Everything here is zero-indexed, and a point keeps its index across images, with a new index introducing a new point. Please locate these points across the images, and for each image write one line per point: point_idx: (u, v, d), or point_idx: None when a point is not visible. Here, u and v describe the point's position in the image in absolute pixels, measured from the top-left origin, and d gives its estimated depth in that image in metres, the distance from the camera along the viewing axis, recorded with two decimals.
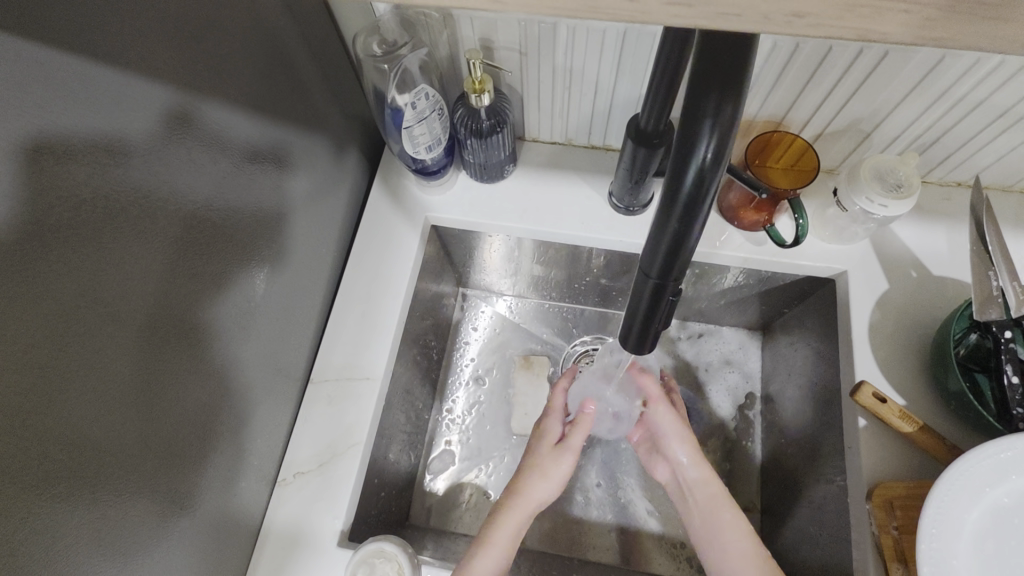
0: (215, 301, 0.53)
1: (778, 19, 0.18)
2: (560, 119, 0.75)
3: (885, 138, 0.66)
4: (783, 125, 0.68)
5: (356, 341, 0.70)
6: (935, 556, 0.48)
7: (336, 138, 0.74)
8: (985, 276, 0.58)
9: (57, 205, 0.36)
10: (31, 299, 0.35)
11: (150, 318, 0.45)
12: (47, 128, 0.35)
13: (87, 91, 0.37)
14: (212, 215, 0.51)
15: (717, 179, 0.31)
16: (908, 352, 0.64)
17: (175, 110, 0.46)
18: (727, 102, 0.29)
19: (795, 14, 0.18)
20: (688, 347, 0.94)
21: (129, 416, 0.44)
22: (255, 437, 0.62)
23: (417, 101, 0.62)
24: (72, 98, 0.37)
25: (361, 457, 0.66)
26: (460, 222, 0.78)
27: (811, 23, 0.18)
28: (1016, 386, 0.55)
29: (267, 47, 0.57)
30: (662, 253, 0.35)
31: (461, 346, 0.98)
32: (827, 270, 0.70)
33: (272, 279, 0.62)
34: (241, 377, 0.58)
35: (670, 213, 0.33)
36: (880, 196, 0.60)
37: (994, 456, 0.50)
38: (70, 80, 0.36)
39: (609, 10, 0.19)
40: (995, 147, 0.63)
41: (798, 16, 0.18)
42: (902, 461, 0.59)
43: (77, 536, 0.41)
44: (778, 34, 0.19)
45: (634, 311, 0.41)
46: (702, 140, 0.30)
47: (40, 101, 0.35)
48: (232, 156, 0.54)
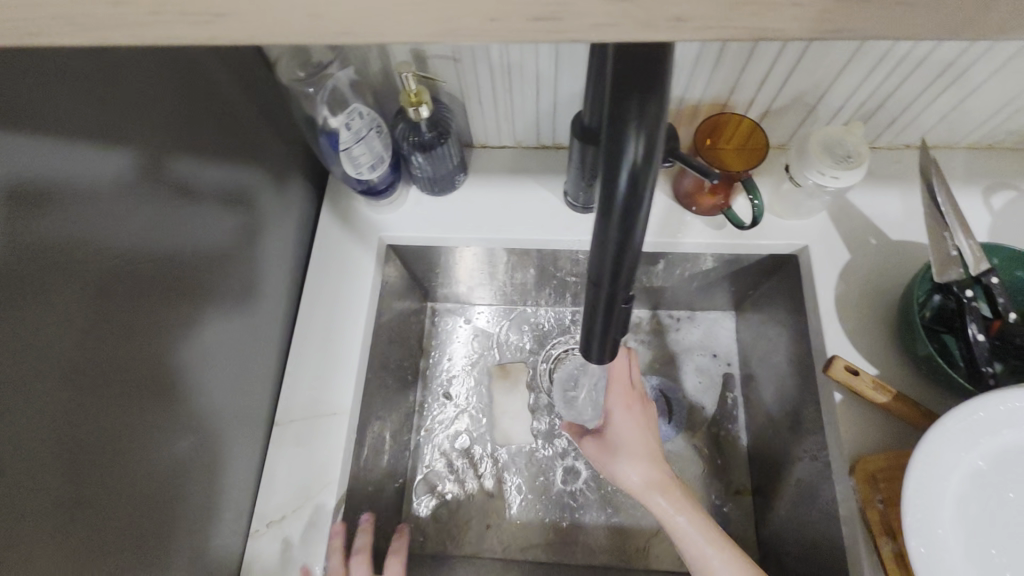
0: (163, 352, 0.49)
1: (665, 24, 0.20)
2: (506, 122, 0.73)
3: (830, 109, 0.66)
4: (728, 107, 0.67)
5: (319, 376, 0.67)
6: (920, 527, 0.48)
7: (276, 166, 0.70)
8: (942, 237, 0.58)
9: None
10: None
11: (109, 379, 0.43)
12: None
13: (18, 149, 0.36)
14: (145, 264, 0.47)
15: (651, 182, 0.29)
16: (877, 321, 0.64)
17: (114, 161, 0.44)
18: (650, 102, 0.27)
19: (679, 17, 0.20)
20: (664, 336, 0.93)
21: (98, 480, 0.42)
22: (223, 489, 0.58)
23: (351, 121, 0.59)
24: None
25: (335, 496, 0.63)
26: (416, 238, 0.76)
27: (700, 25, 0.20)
28: (981, 343, 0.55)
29: (199, 85, 0.55)
30: (608, 263, 0.33)
31: (436, 362, 0.96)
32: (788, 247, 0.70)
33: (222, 321, 0.58)
34: (202, 429, 0.55)
35: (609, 222, 0.31)
36: (830, 167, 0.59)
37: (967, 418, 0.50)
38: None
39: (475, 29, 0.21)
40: (938, 107, 0.64)
41: (682, 20, 0.20)
42: (882, 432, 0.58)
43: None
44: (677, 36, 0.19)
45: (591, 321, 0.39)
46: (630, 142, 0.28)
47: None
48: (162, 198, 0.50)
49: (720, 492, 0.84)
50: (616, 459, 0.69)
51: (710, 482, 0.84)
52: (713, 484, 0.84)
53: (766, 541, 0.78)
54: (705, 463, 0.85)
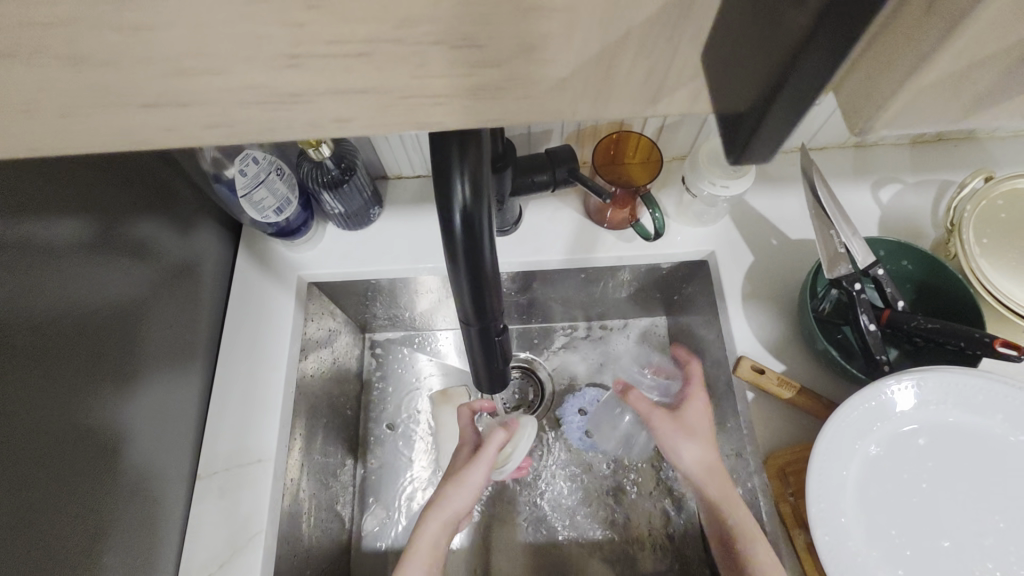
0: (51, 421, 0.48)
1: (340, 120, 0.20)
2: (415, 153, 0.74)
3: (720, 120, 0.69)
4: (625, 125, 0.70)
5: (242, 423, 0.66)
6: (824, 516, 0.50)
7: (188, 214, 0.69)
8: (829, 236, 0.60)
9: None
10: None
11: (25, 434, 0.46)
12: None
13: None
14: (24, 334, 0.46)
15: (486, 217, 0.30)
16: (782, 318, 0.66)
17: (31, 231, 0.48)
18: (469, 145, 0.28)
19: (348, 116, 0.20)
20: (601, 347, 0.95)
21: (5, 531, 0.43)
22: (143, 553, 0.56)
23: (245, 167, 0.59)
24: None
25: (263, 548, 0.62)
26: (337, 274, 0.76)
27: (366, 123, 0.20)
28: (873, 332, 0.59)
29: (133, 168, 0.60)
30: (467, 298, 0.34)
31: (379, 392, 0.96)
32: (696, 254, 0.73)
33: (132, 378, 0.57)
34: (111, 495, 0.53)
35: (456, 260, 0.32)
36: (720, 177, 0.63)
37: (861, 407, 0.53)
38: None
39: None
40: (817, 111, 0.67)
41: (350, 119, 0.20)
42: (791, 427, 0.60)
43: None
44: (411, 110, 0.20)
45: (473, 356, 0.40)
46: (456, 183, 0.28)
47: None
48: (42, 264, 0.48)
49: (664, 494, 0.85)
50: (678, 439, 0.64)
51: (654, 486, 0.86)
52: (657, 487, 0.86)
53: None
54: (649, 467, 0.87)
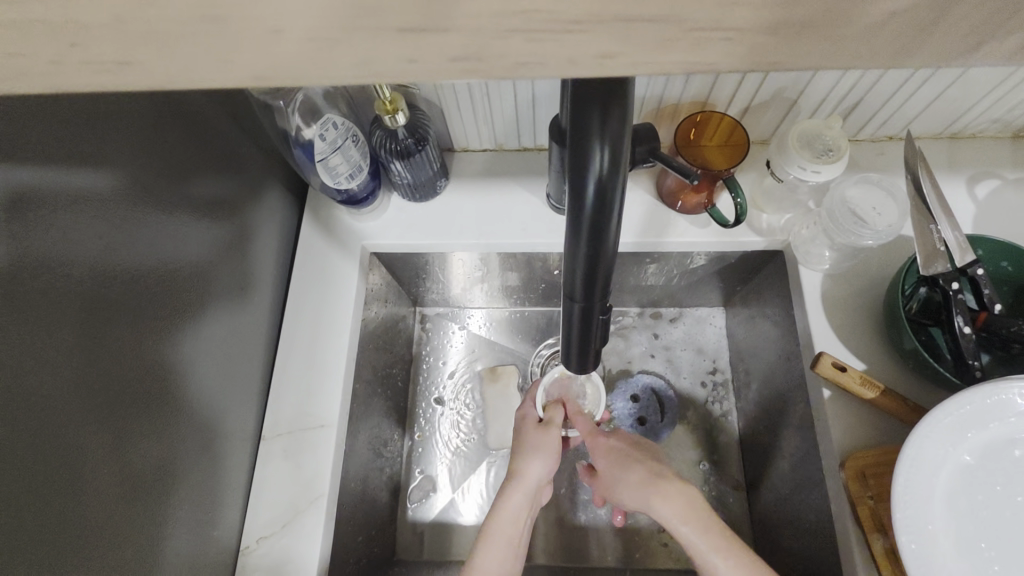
0: (139, 371, 0.49)
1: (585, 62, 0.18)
2: (486, 125, 0.73)
3: (811, 103, 0.65)
4: (709, 104, 0.67)
5: (306, 388, 0.67)
6: (910, 523, 0.48)
7: (255, 178, 0.69)
8: (927, 230, 0.57)
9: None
10: None
11: (120, 382, 0.47)
12: None
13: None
14: (117, 287, 0.47)
15: (619, 190, 0.29)
16: (864, 315, 0.63)
17: (79, 181, 0.43)
18: (613, 111, 0.26)
19: (608, 54, 0.18)
20: (655, 334, 0.93)
21: (68, 501, 0.42)
22: (210, 507, 0.58)
23: (325, 131, 0.59)
24: None
25: (325, 511, 0.62)
26: (401, 245, 0.75)
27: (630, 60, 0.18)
28: (968, 335, 0.55)
29: (167, 99, 0.54)
30: (580, 276, 0.33)
31: (428, 367, 0.95)
32: (772, 243, 0.70)
33: (205, 336, 0.58)
34: (185, 448, 0.54)
35: (578, 234, 0.30)
36: (811, 162, 0.59)
37: (956, 413, 0.50)
38: None
39: None
40: (919, 97, 0.63)
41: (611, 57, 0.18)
42: (871, 429, 0.58)
43: None
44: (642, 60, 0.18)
45: (568, 335, 0.38)
46: (595, 152, 0.27)
47: None
48: (132, 218, 0.49)
49: (715, 487, 0.84)
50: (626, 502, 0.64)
51: (705, 478, 0.84)
52: (707, 480, 0.84)
53: (761, 535, 0.78)
54: (699, 459, 0.85)
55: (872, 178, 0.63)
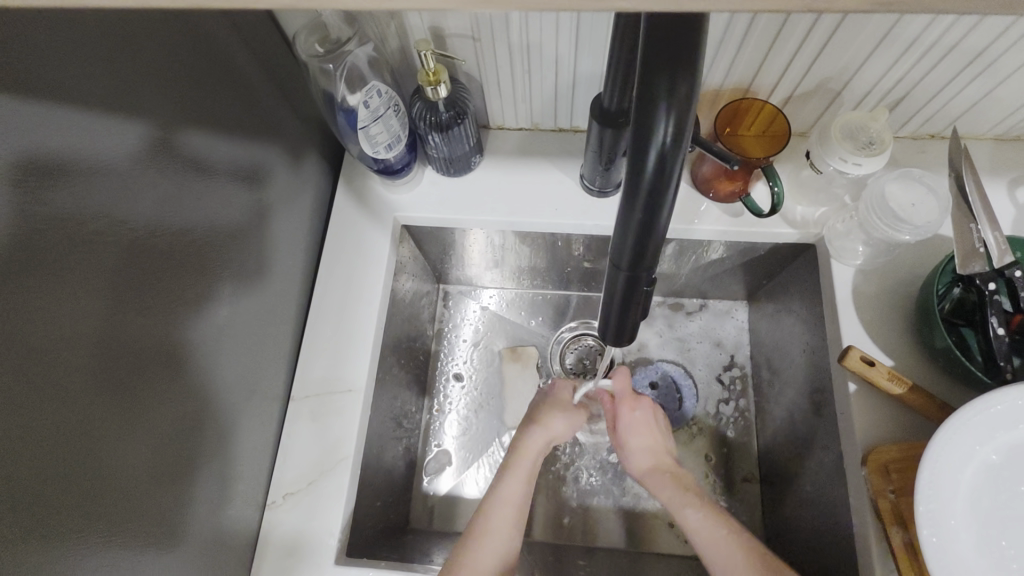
0: (176, 325, 0.49)
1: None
2: (523, 104, 0.73)
3: (855, 96, 0.64)
4: (750, 92, 0.67)
5: (335, 353, 0.68)
6: (932, 517, 0.48)
7: (294, 144, 0.70)
8: (966, 229, 0.56)
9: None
10: None
11: (159, 334, 0.48)
12: None
13: (15, 120, 0.35)
14: (160, 241, 0.47)
15: (679, 163, 0.29)
16: (895, 313, 0.63)
17: (133, 133, 0.44)
18: (681, 79, 0.26)
19: None
20: (677, 324, 0.93)
21: (110, 445, 0.43)
22: (236, 462, 0.59)
23: (369, 99, 0.59)
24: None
25: (349, 472, 0.64)
26: (431, 219, 0.76)
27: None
28: (1001, 337, 0.54)
29: (199, 54, 0.53)
30: (631, 245, 0.33)
31: (448, 344, 0.97)
32: (804, 237, 0.70)
33: (239, 296, 0.59)
34: (215, 403, 0.55)
35: (634, 202, 0.31)
36: (853, 154, 0.58)
37: (984, 411, 0.50)
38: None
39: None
40: (966, 95, 0.62)
41: None
42: (895, 424, 0.58)
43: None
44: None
45: (609, 304, 0.39)
46: (660, 121, 0.27)
47: None
48: (177, 174, 0.49)
49: (729, 479, 0.84)
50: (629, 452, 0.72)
51: (720, 468, 0.85)
52: (722, 471, 0.84)
53: (773, 528, 0.78)
54: (714, 450, 0.86)
55: (915, 174, 0.61)
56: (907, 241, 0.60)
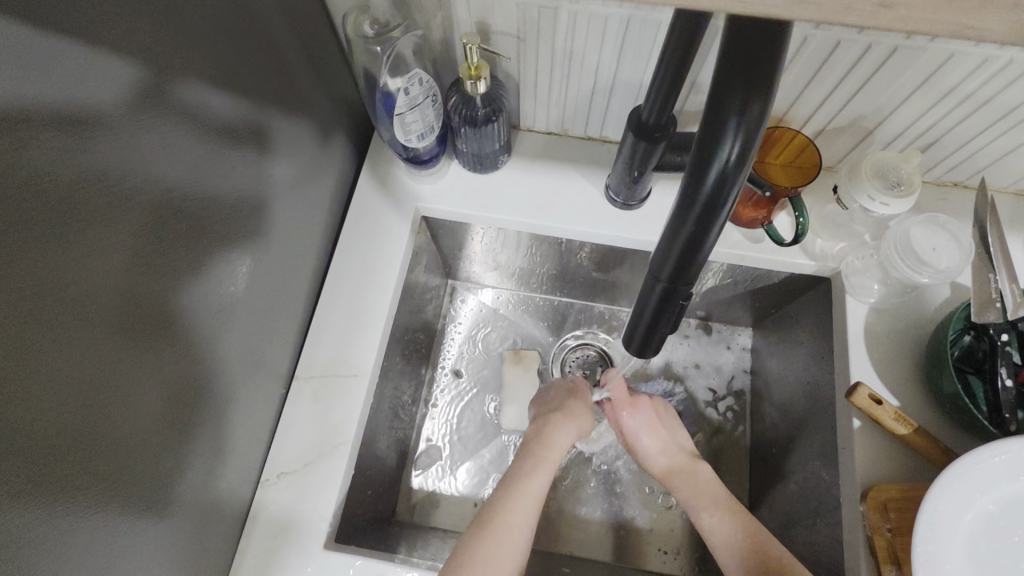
0: (192, 290, 0.49)
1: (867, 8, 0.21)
2: (556, 109, 0.73)
3: (886, 136, 0.65)
4: (784, 121, 0.67)
5: (343, 337, 0.68)
6: (928, 559, 0.49)
7: (323, 124, 0.70)
8: (986, 278, 0.57)
9: (8, 190, 0.32)
10: (6, 306, 0.32)
11: (176, 297, 0.47)
12: (16, 104, 0.31)
13: (28, 60, 0.32)
14: (188, 204, 0.47)
15: (738, 183, 0.29)
16: (904, 355, 0.64)
17: (173, 89, 0.44)
18: (754, 99, 0.27)
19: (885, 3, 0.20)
20: (680, 343, 0.93)
21: (116, 405, 0.42)
22: (233, 436, 0.58)
23: (410, 86, 0.59)
24: (50, 74, 0.33)
25: (346, 458, 0.63)
26: (452, 214, 0.76)
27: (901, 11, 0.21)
28: (1009, 389, 0.55)
29: (245, 22, 0.52)
30: (676, 257, 0.33)
31: (450, 340, 0.96)
32: (820, 270, 0.70)
33: (255, 270, 0.58)
34: (219, 374, 0.55)
35: (686, 216, 0.31)
36: (881, 193, 0.59)
37: (988, 460, 0.51)
38: (45, 63, 0.33)
39: None
40: (994, 148, 0.63)
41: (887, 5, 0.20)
42: (895, 464, 0.59)
43: (55, 540, 0.38)
44: (863, 24, 0.21)
45: (641, 314, 0.39)
46: (727, 138, 0.27)
47: (16, 78, 0.31)
48: (210, 138, 0.49)
49: None
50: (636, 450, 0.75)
51: None
52: None
53: None
54: None
55: (940, 220, 0.62)
56: (925, 283, 0.61)
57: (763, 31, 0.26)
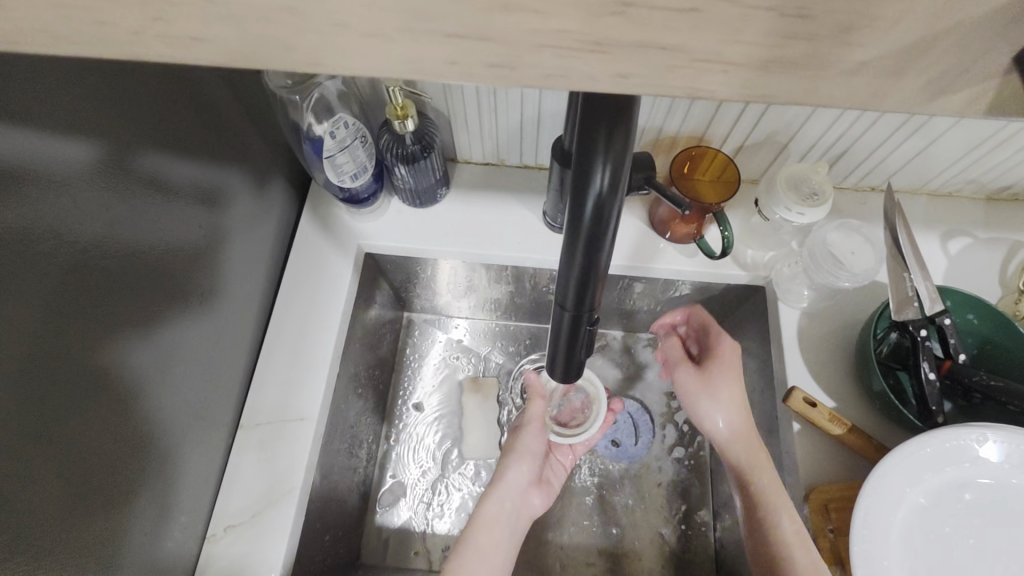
0: (123, 348, 0.48)
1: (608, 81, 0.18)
2: (490, 141, 0.75)
3: (800, 149, 0.69)
4: (705, 140, 0.70)
5: (289, 380, 0.67)
6: (867, 557, 0.50)
7: (259, 170, 0.70)
8: (900, 278, 0.59)
9: None
10: None
11: (106, 355, 0.46)
12: None
13: None
14: (113, 262, 0.47)
15: (616, 209, 0.31)
16: (837, 356, 0.66)
17: (88, 150, 0.44)
18: (616, 136, 0.28)
19: (623, 74, 0.18)
20: (636, 359, 0.95)
21: (40, 473, 0.41)
22: (180, 492, 0.57)
23: (336, 130, 0.61)
24: None
25: (297, 502, 0.63)
26: (396, 248, 0.77)
27: (640, 84, 0.18)
28: (932, 382, 0.57)
29: (168, 78, 0.53)
30: (573, 285, 0.35)
31: (410, 372, 0.96)
32: (754, 279, 0.73)
33: (193, 322, 0.58)
34: (161, 430, 0.54)
35: (575, 244, 0.32)
36: (796, 204, 0.62)
37: (915, 454, 0.52)
38: None
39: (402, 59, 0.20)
40: (900, 153, 0.67)
41: (626, 76, 0.18)
42: (834, 464, 0.60)
43: None
44: None
45: (556, 341, 0.40)
46: (597, 172, 0.29)
47: None
48: (137, 196, 0.49)
49: (683, 513, 0.85)
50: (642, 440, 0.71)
51: (675, 503, 0.85)
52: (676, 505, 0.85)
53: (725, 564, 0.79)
54: (669, 485, 0.86)
55: (853, 225, 0.65)
56: (847, 287, 0.64)
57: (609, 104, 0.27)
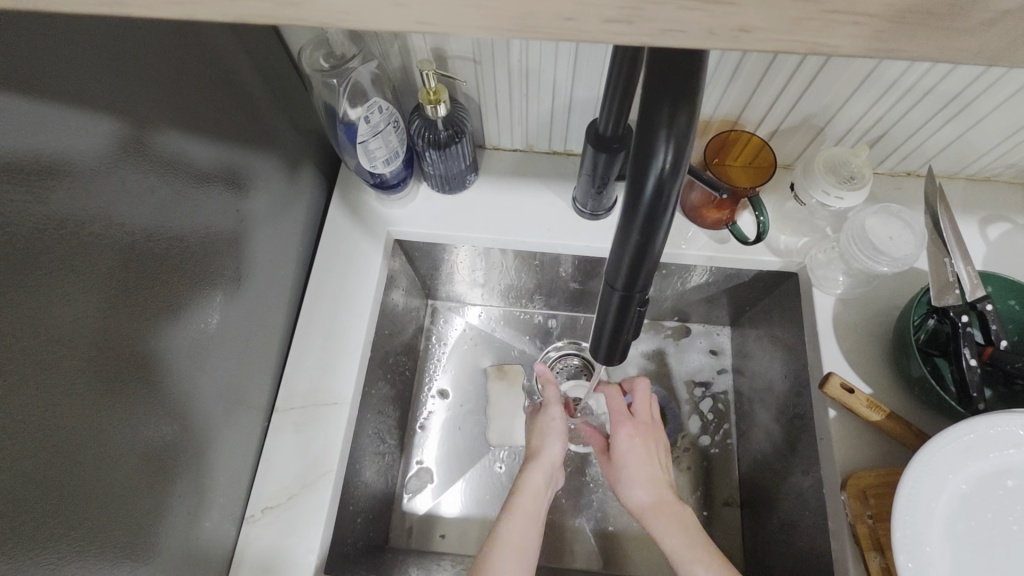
0: (163, 331, 0.49)
1: (727, 33, 0.19)
2: (519, 126, 0.75)
3: (837, 132, 0.67)
4: (738, 124, 0.69)
5: (322, 364, 0.68)
6: (909, 542, 0.50)
7: (290, 156, 0.71)
8: (942, 263, 0.58)
9: None
10: None
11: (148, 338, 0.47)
12: None
13: None
14: (154, 246, 0.47)
15: (677, 188, 0.30)
16: (873, 342, 0.65)
17: (129, 133, 0.44)
18: (681, 110, 0.28)
19: (744, 28, 0.19)
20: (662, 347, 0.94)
21: (89, 453, 0.41)
22: (215, 474, 0.58)
23: (370, 114, 0.60)
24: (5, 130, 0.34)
25: (332, 485, 0.63)
26: (424, 235, 0.77)
27: (761, 37, 0.19)
28: (974, 367, 0.56)
29: (205, 62, 0.53)
30: (627, 265, 0.34)
31: (434, 360, 0.96)
32: (787, 265, 0.72)
33: (227, 307, 0.58)
34: (197, 414, 0.54)
35: (632, 223, 0.32)
36: (835, 188, 0.61)
37: (959, 440, 0.52)
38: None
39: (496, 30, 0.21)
40: (940, 137, 0.65)
41: (746, 31, 0.19)
42: (871, 450, 0.60)
43: None
44: None
45: (603, 322, 0.40)
46: (660, 147, 0.29)
47: None
48: (175, 180, 0.49)
49: (710, 501, 0.85)
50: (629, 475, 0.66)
51: (701, 490, 0.85)
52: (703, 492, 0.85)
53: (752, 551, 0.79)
54: (695, 473, 0.86)
55: (892, 210, 0.64)
56: (885, 272, 0.63)
57: (681, 57, 0.27)
